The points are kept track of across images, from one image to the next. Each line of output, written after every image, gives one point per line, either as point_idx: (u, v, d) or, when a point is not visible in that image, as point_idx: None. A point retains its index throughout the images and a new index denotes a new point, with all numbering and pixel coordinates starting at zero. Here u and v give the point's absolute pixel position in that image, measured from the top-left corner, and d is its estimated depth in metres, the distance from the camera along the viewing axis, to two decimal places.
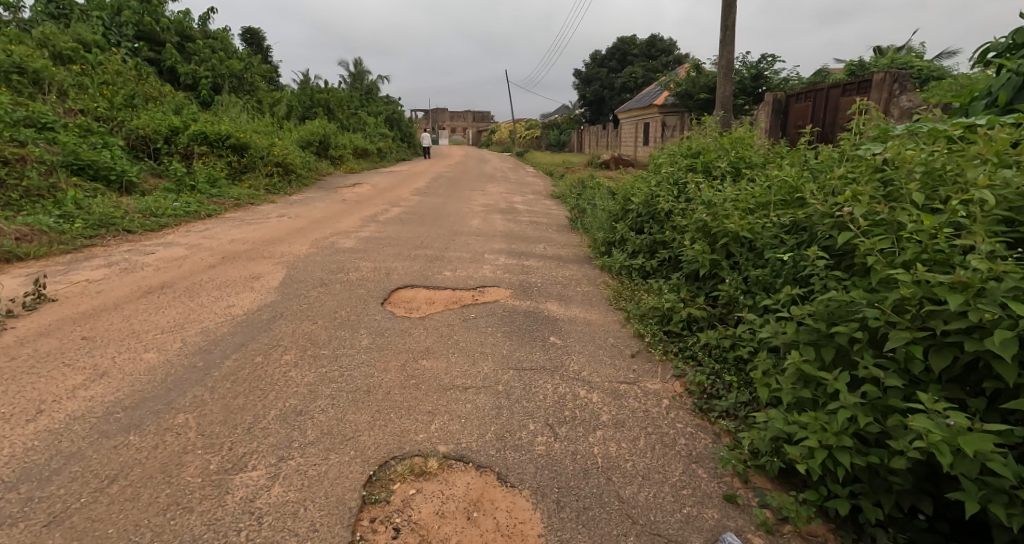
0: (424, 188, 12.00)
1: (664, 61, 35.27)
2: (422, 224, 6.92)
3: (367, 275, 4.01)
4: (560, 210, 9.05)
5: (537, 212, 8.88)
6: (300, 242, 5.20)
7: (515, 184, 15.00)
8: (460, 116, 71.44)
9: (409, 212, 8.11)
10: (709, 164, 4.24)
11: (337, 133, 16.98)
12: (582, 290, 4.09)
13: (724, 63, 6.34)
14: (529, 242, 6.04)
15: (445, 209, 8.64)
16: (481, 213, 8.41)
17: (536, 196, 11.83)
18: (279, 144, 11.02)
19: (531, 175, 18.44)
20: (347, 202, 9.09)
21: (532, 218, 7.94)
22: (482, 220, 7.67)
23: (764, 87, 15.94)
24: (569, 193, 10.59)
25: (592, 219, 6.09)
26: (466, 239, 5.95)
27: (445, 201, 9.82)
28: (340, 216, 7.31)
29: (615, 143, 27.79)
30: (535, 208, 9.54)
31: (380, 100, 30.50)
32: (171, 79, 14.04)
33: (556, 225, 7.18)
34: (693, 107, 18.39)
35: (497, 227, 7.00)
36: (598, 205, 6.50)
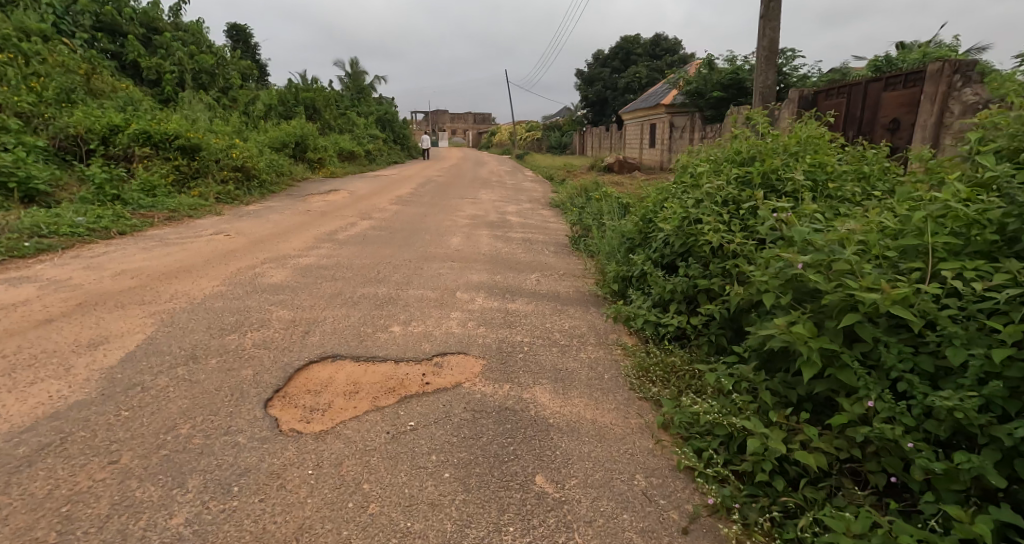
0: (408, 196, 10.83)
1: (669, 61, 34.19)
2: (390, 244, 5.73)
3: (275, 338, 2.76)
4: (559, 224, 7.84)
5: (531, 226, 7.63)
6: (215, 274, 3.99)
7: (510, 190, 13.77)
8: (460, 118, 70.47)
9: (379, 226, 6.89)
10: (768, 175, 2.95)
11: (318, 135, 15.82)
12: (590, 360, 2.85)
13: (767, 44, 5.06)
14: (518, 270, 4.81)
15: (425, 223, 7.43)
16: (466, 227, 7.16)
17: (533, 204, 10.60)
18: (243, 146, 9.83)
19: (529, 179, 17.20)
20: (313, 213, 7.93)
21: (525, 235, 6.69)
22: (464, 237, 6.43)
23: (781, 84, 14.74)
24: (571, 202, 9.39)
25: (599, 242, 4.83)
26: (437, 267, 4.72)
27: (427, 212, 8.59)
28: (292, 234, 6.10)
29: (619, 146, 26.59)
30: (531, 221, 8.29)
31: (374, 101, 29.43)
32: (135, 75, 12.97)
33: (554, 245, 5.93)
34: (704, 106, 17.14)
35: (480, 247, 5.77)
36: (606, 222, 5.26)
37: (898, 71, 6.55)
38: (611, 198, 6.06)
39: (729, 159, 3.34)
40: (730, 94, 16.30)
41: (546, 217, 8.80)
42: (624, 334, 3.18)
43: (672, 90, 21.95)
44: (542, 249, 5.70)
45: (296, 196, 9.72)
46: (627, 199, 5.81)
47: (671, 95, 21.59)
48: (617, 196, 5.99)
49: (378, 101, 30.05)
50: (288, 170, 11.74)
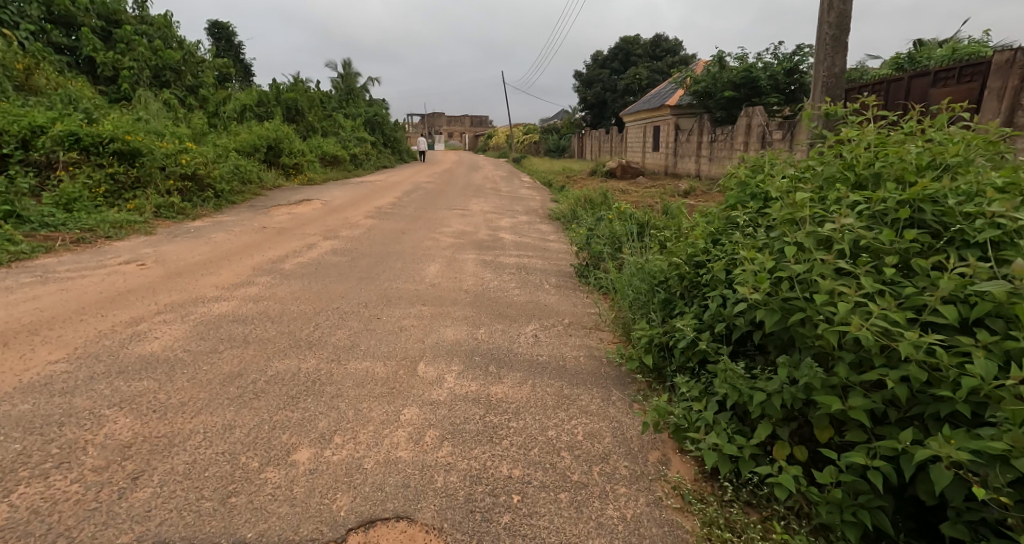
0: (389, 207, 9.73)
1: (671, 62, 33.13)
2: (348, 276, 4.62)
3: (65, 494, 1.56)
4: (560, 243, 6.74)
5: (526, 248, 6.45)
6: (72, 335, 2.82)
7: (504, 198, 12.61)
8: (456, 121, 69.53)
9: (342, 250, 5.78)
10: (921, 206, 1.74)
11: (295, 138, 14.75)
12: (627, 526, 1.67)
13: (834, 21, 3.88)
14: (508, 319, 3.64)
15: (400, 244, 6.27)
16: (449, 251, 5.97)
17: (529, 217, 9.42)
18: (200, 152, 8.69)
19: (526, 186, 16.06)
20: (271, 230, 6.79)
21: (519, 263, 5.51)
22: (445, 264, 5.30)
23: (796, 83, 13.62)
24: (573, 216, 8.29)
25: (619, 282, 3.62)
26: (400, 316, 3.54)
27: (406, 230, 7.44)
28: (229, 261, 4.94)
29: (621, 150, 25.50)
30: (526, 239, 7.10)
31: (364, 102, 28.42)
32: (90, 72, 12.05)
33: (554, 279, 4.75)
34: (713, 106, 16.24)
35: (461, 282, 4.60)
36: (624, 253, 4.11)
37: (942, 68, 5.37)
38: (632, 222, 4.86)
39: (833, 179, 2.14)
40: (743, 94, 15.13)
41: (544, 233, 7.63)
42: (672, 459, 2.01)
43: (676, 90, 20.88)
44: (539, 286, 4.53)
45: (258, 209, 8.57)
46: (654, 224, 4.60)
47: (676, 96, 20.46)
48: (635, 217, 4.81)
49: (368, 103, 29.02)
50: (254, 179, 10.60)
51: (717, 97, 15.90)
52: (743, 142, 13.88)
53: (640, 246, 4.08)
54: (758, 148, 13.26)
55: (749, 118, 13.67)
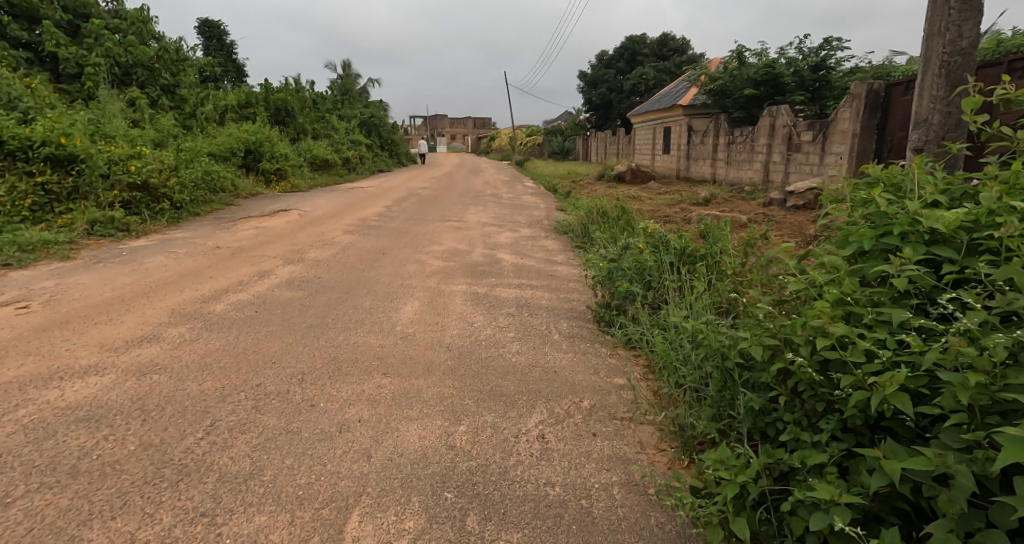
0: (375, 219, 8.75)
1: (678, 62, 32.01)
2: (297, 322, 3.61)
3: None
4: (568, 267, 5.71)
5: (529, 275, 5.38)
6: None
7: (506, 207, 11.58)
8: (459, 124, 68.78)
9: (301, 280, 4.78)
10: None
11: (279, 141, 13.81)
12: None
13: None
14: (501, 404, 2.57)
15: (376, 272, 5.23)
16: (433, 283, 4.91)
17: (533, 231, 8.38)
18: (157, 157, 7.72)
19: (529, 192, 15.02)
20: (223, 252, 5.78)
21: (520, 301, 4.43)
22: (426, 301, 4.29)
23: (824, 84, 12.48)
24: (584, 232, 7.27)
25: (663, 354, 2.58)
26: (346, 404, 2.47)
27: (386, 250, 6.42)
28: (148, 298, 3.92)
29: (629, 152, 24.47)
30: (530, 261, 6.04)
31: (362, 104, 27.59)
32: (53, 70, 11.25)
33: (566, 330, 3.66)
34: (731, 106, 15.19)
35: (443, 333, 3.55)
36: (671, 308, 3.04)
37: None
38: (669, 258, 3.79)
39: None
40: (765, 92, 14.02)
41: (550, 252, 6.58)
42: None
43: (688, 90, 19.80)
44: (544, 343, 3.45)
45: (221, 224, 7.58)
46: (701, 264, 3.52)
47: (687, 96, 19.40)
48: (673, 248, 3.73)
49: (365, 104, 28.14)
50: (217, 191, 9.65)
51: (735, 96, 14.83)
52: (766, 144, 12.80)
53: (694, 297, 3.01)
54: (783, 151, 12.16)
55: (773, 118, 12.54)
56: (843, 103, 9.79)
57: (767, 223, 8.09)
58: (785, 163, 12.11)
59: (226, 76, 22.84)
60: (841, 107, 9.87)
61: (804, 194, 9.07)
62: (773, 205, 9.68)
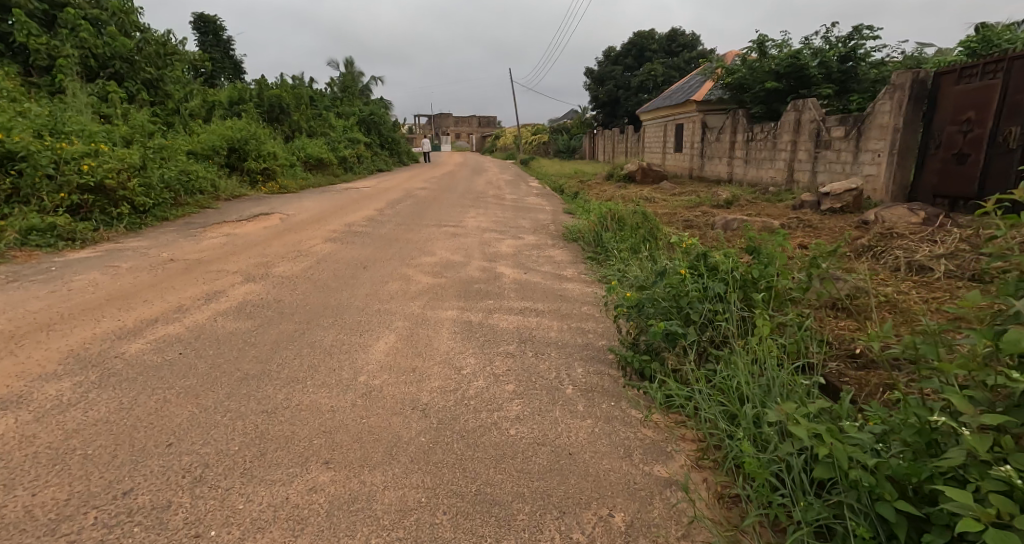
0: (363, 225, 7.98)
1: (688, 57, 30.96)
2: (231, 366, 2.81)
3: None
4: (579, 284, 4.90)
5: (533, 295, 4.55)
6: None
7: (509, 209, 10.76)
8: (465, 122, 68.07)
9: (257, 303, 3.98)
10: None
11: (267, 139, 13.07)
12: None
13: None
14: (490, 523, 1.73)
15: (350, 292, 4.41)
16: (416, 307, 4.07)
17: (538, 238, 7.55)
18: (118, 154, 6.96)
19: (534, 192, 14.19)
20: (175, 265, 4.99)
21: (523, 335, 3.58)
22: (406, 334, 3.48)
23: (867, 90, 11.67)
24: (598, 238, 6.47)
25: (750, 466, 1.71)
26: (251, 533, 1.61)
27: (368, 263, 5.61)
28: (49, 331, 3.13)
29: (639, 151, 23.65)
30: (535, 277, 5.20)
31: (362, 101, 26.88)
32: (25, 62, 10.69)
33: (583, 384, 2.81)
34: (751, 101, 14.33)
35: (420, 388, 2.71)
36: (744, 383, 2.17)
37: None
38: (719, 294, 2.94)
39: None
40: (788, 85, 13.11)
41: (559, 264, 5.75)
42: None
43: (703, 85, 18.91)
44: (553, 403, 2.60)
45: (187, 231, 6.82)
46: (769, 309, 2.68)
47: (702, 91, 18.52)
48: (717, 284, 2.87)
49: (365, 101, 27.40)
50: (190, 194, 8.92)
51: (755, 89, 13.95)
52: (790, 142, 12.01)
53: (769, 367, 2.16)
54: (810, 147, 11.33)
55: (799, 113, 11.74)
56: (882, 94, 8.89)
57: (803, 228, 7.23)
58: (812, 161, 11.29)
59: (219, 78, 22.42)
60: (879, 99, 8.95)
61: (840, 195, 8.22)
62: (803, 208, 8.82)
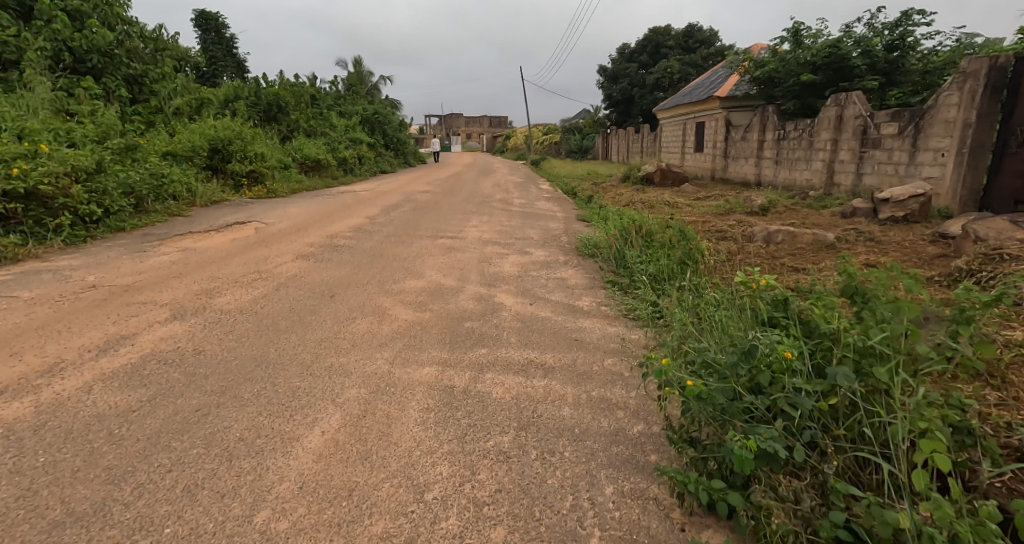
0: (349, 237, 7.04)
1: (706, 53, 29.70)
2: (68, 482, 1.83)
3: None
4: (595, 321, 3.94)
5: (540, 341, 3.51)
6: None
7: (516, 216, 9.75)
8: (476, 122, 67.33)
9: (172, 353, 3.00)
10: None
11: (256, 139, 12.17)
12: None
13: None
14: None
15: (299, 335, 3.41)
16: (380, 362, 3.05)
17: (547, 252, 6.54)
18: (62, 156, 6.07)
19: (544, 196, 13.19)
20: (96, 292, 4.05)
21: (522, 414, 2.53)
22: (361, 407, 2.51)
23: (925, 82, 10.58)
24: (619, 254, 5.47)
25: None
26: None
27: (338, 287, 4.62)
28: None
29: (656, 151, 22.59)
30: (542, 312, 4.16)
31: (368, 100, 26.06)
32: None
33: (617, 528, 1.77)
34: (785, 95, 13.35)
35: (352, 535, 1.69)
36: None
37: None
38: (836, 385, 1.90)
39: None
40: (826, 77, 12.15)
41: (572, 293, 4.71)
42: None
43: (726, 81, 17.81)
44: None
45: (139, 244, 5.90)
46: (937, 430, 1.64)
47: (726, 87, 17.38)
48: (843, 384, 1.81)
49: (371, 100, 26.55)
50: (159, 200, 8.02)
51: (789, 83, 13.02)
52: (830, 140, 11.09)
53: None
54: (855, 146, 10.33)
55: (841, 108, 10.78)
56: (948, 83, 7.76)
57: (865, 243, 6.13)
58: (858, 162, 10.29)
59: (216, 84, 22.20)
60: (944, 90, 7.83)
61: (904, 201, 7.04)
62: (854, 217, 7.69)
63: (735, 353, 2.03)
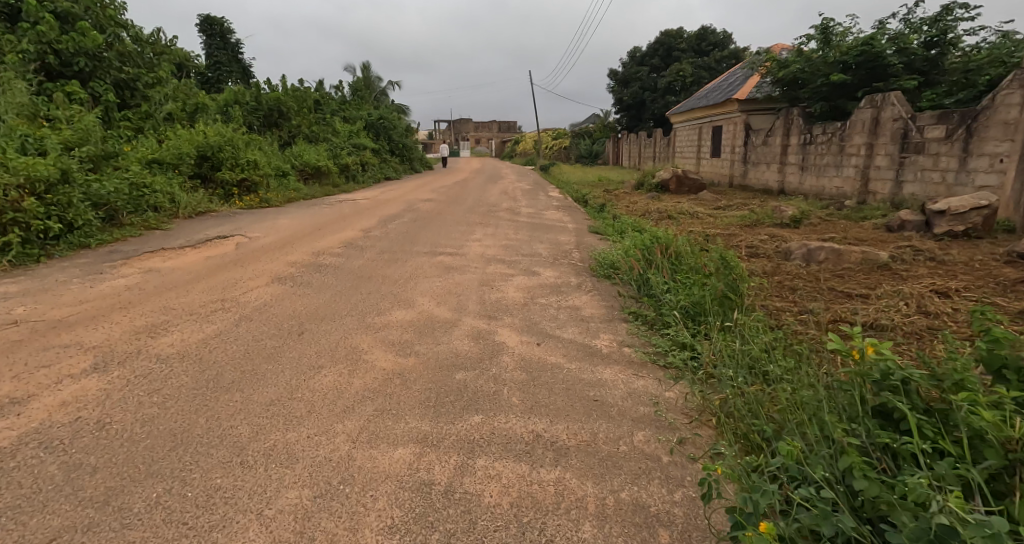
0: (338, 255, 6.36)
1: (719, 57, 28.87)
2: None
3: None
4: (617, 371, 3.21)
5: (549, 403, 2.79)
6: None
7: (523, 227, 9.04)
8: (484, 127, 66.79)
9: (68, 426, 2.29)
10: None
11: (250, 146, 11.58)
12: None
13: None
14: None
15: (244, 393, 2.68)
16: (337, 441, 2.31)
17: (558, 272, 5.82)
18: (15, 165, 5.44)
19: (554, 205, 12.46)
20: (15, 331, 3.36)
21: (522, 540, 1.79)
22: (299, 526, 1.78)
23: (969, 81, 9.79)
24: (642, 279, 4.73)
25: None
26: None
27: (311, 320, 3.92)
28: None
29: (670, 156, 21.82)
30: (551, 357, 3.43)
31: (373, 105, 25.53)
32: None
33: None
34: (811, 98, 12.55)
35: None
36: None
37: None
38: None
39: None
40: (858, 77, 11.36)
41: (586, 331, 3.97)
42: None
43: (745, 83, 17.02)
44: None
45: (98, 264, 5.24)
46: None
47: (745, 90, 16.60)
48: None
49: (376, 105, 26.01)
50: (136, 212, 7.40)
51: (816, 83, 12.23)
52: (865, 144, 10.28)
53: None
54: (894, 152, 9.53)
55: (877, 109, 9.96)
56: (1008, 81, 7.13)
57: (925, 265, 5.35)
58: (896, 168, 9.49)
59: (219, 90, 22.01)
60: (1005, 88, 7.19)
61: (964, 214, 6.25)
62: (902, 231, 6.89)
63: (908, 539, 1.23)
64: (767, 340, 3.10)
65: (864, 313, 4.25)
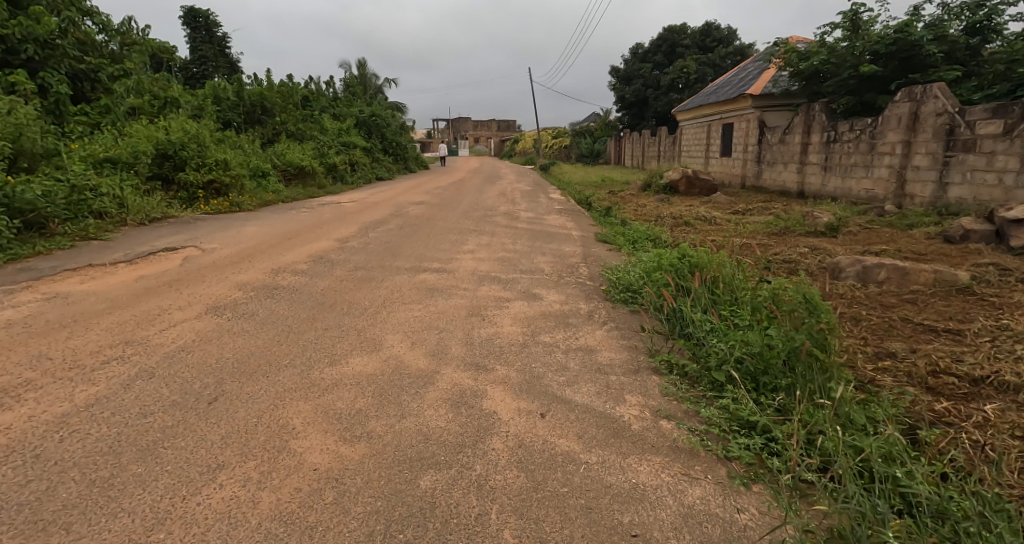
0: (301, 273, 5.32)
1: (723, 52, 27.81)
2: None
3: None
4: (664, 468, 2.20)
5: (561, 542, 1.77)
6: None
7: (522, 235, 8.05)
8: (483, 125, 65.64)
9: None
10: None
11: (222, 145, 10.55)
12: None
13: None
14: None
15: (66, 534, 1.65)
16: None
17: (564, 296, 4.82)
18: None
19: (556, 208, 11.45)
20: None
21: None
22: None
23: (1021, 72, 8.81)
24: (674, 312, 3.73)
25: None
26: None
27: (235, 374, 2.91)
28: None
29: (676, 155, 20.81)
30: (563, 441, 2.40)
31: (366, 102, 24.49)
32: None
33: None
34: (836, 92, 11.55)
35: None
36: None
37: None
38: None
39: None
40: (890, 68, 10.39)
41: (607, 391, 2.96)
42: None
43: (758, 78, 16.01)
44: None
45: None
46: None
47: (758, 85, 15.59)
48: None
49: (369, 102, 24.96)
50: (73, 219, 6.35)
51: (842, 76, 11.25)
52: (901, 142, 9.28)
53: None
54: (937, 151, 8.53)
55: (916, 103, 8.94)
56: None
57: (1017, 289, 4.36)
58: (940, 169, 8.50)
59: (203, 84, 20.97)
60: None
61: None
62: (967, 244, 5.89)
63: None
64: (888, 431, 2.12)
65: (969, 359, 3.26)
